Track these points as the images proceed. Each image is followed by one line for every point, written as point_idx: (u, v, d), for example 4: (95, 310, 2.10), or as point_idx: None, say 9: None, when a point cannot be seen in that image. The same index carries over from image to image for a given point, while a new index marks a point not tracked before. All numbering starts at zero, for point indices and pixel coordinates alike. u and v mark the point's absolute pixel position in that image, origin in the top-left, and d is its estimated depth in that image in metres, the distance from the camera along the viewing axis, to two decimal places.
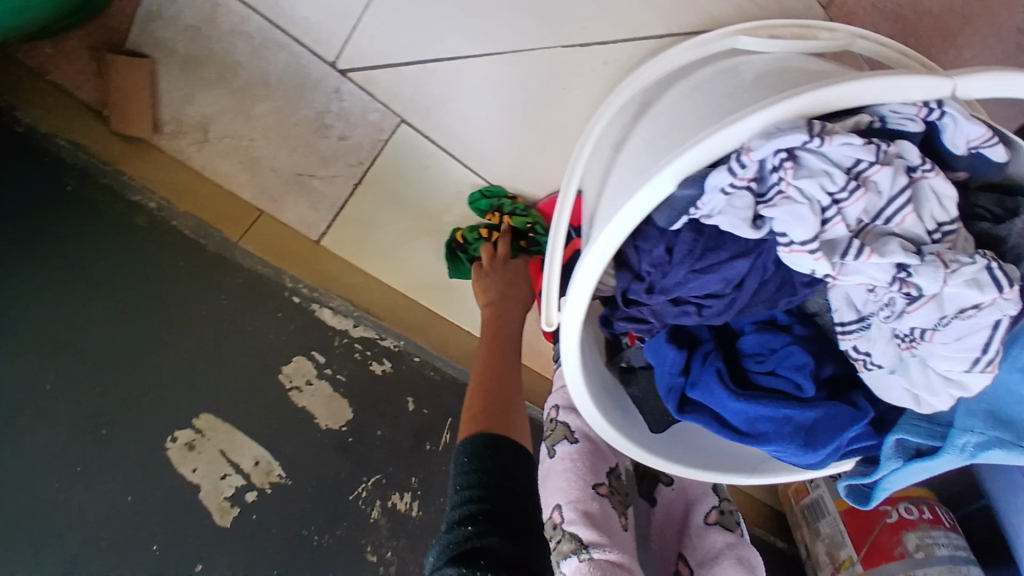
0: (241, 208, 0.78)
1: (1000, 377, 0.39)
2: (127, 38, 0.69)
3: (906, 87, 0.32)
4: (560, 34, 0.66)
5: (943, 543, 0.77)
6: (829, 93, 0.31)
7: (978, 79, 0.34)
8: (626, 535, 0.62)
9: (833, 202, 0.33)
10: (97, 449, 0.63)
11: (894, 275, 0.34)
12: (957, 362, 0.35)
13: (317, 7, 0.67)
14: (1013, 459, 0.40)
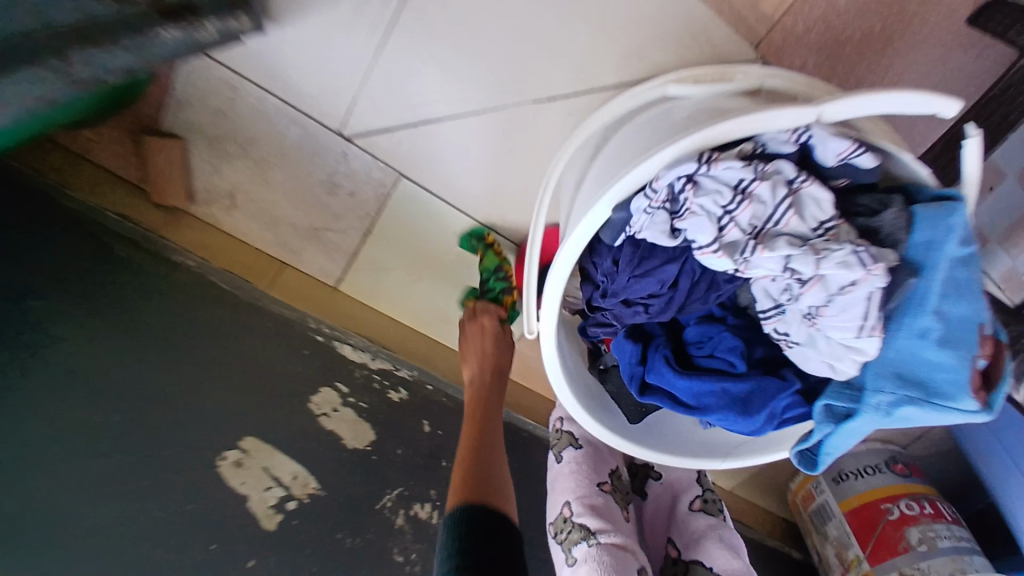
0: (266, 261, 0.91)
1: (906, 346, 0.45)
2: (160, 122, 0.82)
3: (777, 118, 0.41)
4: (527, 92, 0.78)
5: (943, 536, 0.93)
6: (712, 131, 0.41)
7: (848, 102, 0.41)
8: (629, 526, 0.70)
9: (726, 213, 0.42)
10: (143, 467, 0.63)
11: (785, 266, 0.43)
12: (847, 330, 0.43)
13: (322, 86, 0.79)
14: (927, 418, 0.46)
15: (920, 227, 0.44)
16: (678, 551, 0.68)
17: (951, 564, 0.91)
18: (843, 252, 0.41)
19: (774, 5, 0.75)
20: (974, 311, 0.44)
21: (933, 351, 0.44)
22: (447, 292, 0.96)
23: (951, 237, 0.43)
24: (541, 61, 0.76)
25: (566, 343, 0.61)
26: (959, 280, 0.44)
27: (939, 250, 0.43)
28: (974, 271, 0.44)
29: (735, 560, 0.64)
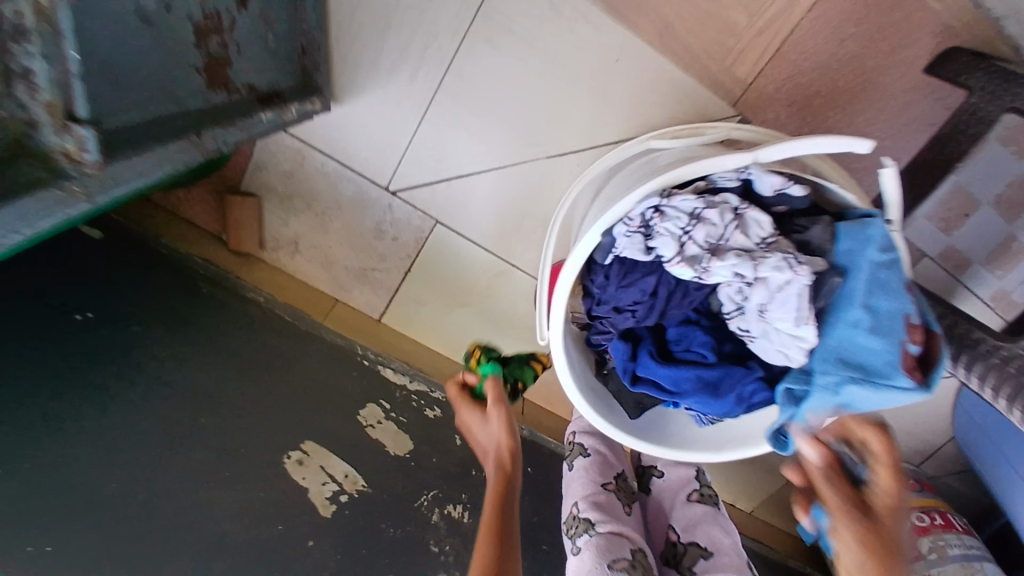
0: (321, 298, 1.06)
1: (846, 335, 0.57)
2: (240, 183, 1.00)
3: (724, 161, 0.54)
4: (541, 148, 0.94)
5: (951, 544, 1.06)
6: (673, 173, 0.55)
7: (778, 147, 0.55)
8: (632, 517, 0.78)
9: (686, 234, 0.56)
10: (224, 463, 0.74)
11: (735, 272, 0.57)
12: (786, 318, 0.57)
13: (373, 151, 0.96)
14: (871, 397, 0.56)
15: (845, 240, 0.57)
16: (677, 534, 0.76)
17: (960, 569, 1.04)
18: (775, 259, 0.56)
19: (748, 70, 0.88)
20: (898, 304, 0.55)
21: (865, 337, 0.55)
22: (476, 323, 1.09)
23: (869, 245, 0.56)
24: (551, 124, 0.92)
25: (573, 350, 0.72)
26: (881, 279, 0.56)
27: (862, 255, 0.56)
28: (894, 272, 0.55)
29: (726, 537, 0.74)
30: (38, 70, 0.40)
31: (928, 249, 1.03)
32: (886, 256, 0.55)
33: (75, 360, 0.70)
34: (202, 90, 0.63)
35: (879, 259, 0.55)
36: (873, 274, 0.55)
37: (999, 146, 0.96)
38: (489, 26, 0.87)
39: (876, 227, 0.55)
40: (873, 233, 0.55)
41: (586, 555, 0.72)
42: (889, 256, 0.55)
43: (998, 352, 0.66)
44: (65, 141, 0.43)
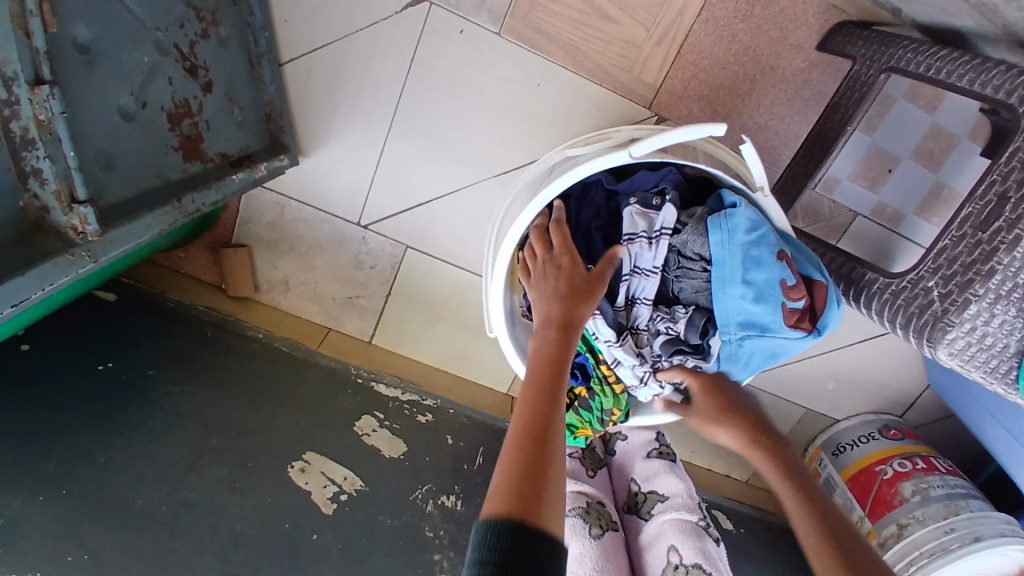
0: (315, 328, 1.18)
1: (741, 305, 0.75)
2: (231, 238, 1.14)
3: (599, 163, 0.72)
4: (487, 169, 1.06)
5: (933, 484, 1.01)
6: (562, 181, 0.73)
7: (644, 143, 0.71)
8: (599, 479, 0.99)
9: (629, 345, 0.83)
10: (240, 474, 0.84)
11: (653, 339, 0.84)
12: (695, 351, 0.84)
13: (341, 194, 1.09)
14: (765, 343, 0.77)
15: (715, 231, 0.75)
16: (638, 486, 0.96)
17: (944, 509, 0.99)
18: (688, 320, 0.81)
19: (655, 75, 0.99)
20: (769, 269, 0.72)
21: (751, 304, 0.74)
22: (457, 334, 1.21)
23: (733, 231, 0.74)
24: (492, 148, 1.04)
25: (514, 336, 0.88)
26: (754, 256, 0.73)
27: (733, 239, 0.74)
28: (761, 246, 0.73)
29: (678, 484, 0.92)
30: (45, 168, 0.53)
31: (858, 208, 1.04)
32: (749, 236, 0.73)
33: (100, 402, 0.82)
34: (179, 163, 0.76)
35: (746, 239, 0.73)
36: (744, 249, 0.73)
37: (905, 103, 0.98)
38: (425, 73, 0.99)
39: (736, 217, 0.73)
40: (733, 221, 0.74)
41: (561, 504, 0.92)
42: (754, 235, 0.73)
43: (888, 285, 0.73)
44: (71, 218, 0.56)
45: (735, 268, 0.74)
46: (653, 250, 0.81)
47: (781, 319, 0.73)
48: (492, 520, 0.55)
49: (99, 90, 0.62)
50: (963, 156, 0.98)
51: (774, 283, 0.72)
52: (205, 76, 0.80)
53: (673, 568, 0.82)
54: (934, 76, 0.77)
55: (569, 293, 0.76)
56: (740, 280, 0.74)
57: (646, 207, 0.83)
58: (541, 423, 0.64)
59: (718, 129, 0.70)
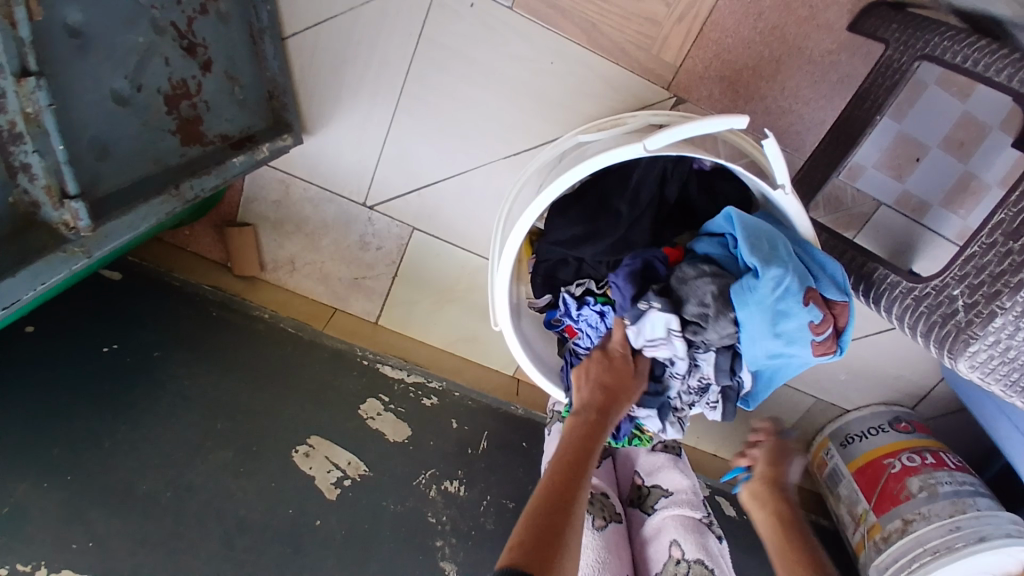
0: (322, 308, 1.17)
1: (774, 349, 0.73)
2: (236, 216, 1.12)
3: (614, 155, 0.69)
4: (497, 152, 1.03)
5: (942, 480, 1.00)
6: (573, 173, 0.70)
7: (658, 137, 0.67)
8: (605, 469, 0.98)
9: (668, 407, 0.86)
10: (245, 458, 0.85)
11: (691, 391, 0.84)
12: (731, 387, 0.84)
13: (346, 174, 1.07)
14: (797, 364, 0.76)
15: (738, 293, 0.72)
16: (642, 479, 0.97)
17: (952, 506, 0.97)
18: (715, 376, 0.81)
19: (674, 55, 0.94)
20: (799, 316, 0.70)
21: (785, 347, 0.72)
22: (464, 316, 1.19)
23: (759, 295, 0.70)
24: (502, 129, 1.01)
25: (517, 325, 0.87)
26: (782, 310, 0.70)
27: (761, 299, 0.70)
28: (789, 300, 0.70)
29: (683, 480, 0.93)
30: (34, 163, 0.52)
31: (882, 197, 0.99)
32: (777, 293, 0.70)
33: (104, 387, 0.82)
34: (178, 147, 0.74)
35: (775, 298, 0.70)
36: (772, 307, 0.70)
37: (936, 90, 0.93)
38: (432, 50, 0.95)
39: (758, 281, 0.70)
40: (755, 285, 0.71)
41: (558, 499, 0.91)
42: (780, 293, 0.70)
43: (910, 291, 0.70)
44: (63, 213, 0.55)
45: (767, 325, 0.71)
46: (672, 347, 0.79)
47: (810, 354, 0.73)
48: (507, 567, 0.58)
49: (91, 77, 0.60)
50: (993, 147, 0.93)
51: (805, 329, 0.70)
52: (204, 54, 0.76)
53: (674, 562, 0.84)
54: (971, 69, 0.72)
55: (617, 382, 0.82)
56: (770, 333, 0.71)
57: (636, 323, 0.80)
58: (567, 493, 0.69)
59: (739, 121, 0.66)
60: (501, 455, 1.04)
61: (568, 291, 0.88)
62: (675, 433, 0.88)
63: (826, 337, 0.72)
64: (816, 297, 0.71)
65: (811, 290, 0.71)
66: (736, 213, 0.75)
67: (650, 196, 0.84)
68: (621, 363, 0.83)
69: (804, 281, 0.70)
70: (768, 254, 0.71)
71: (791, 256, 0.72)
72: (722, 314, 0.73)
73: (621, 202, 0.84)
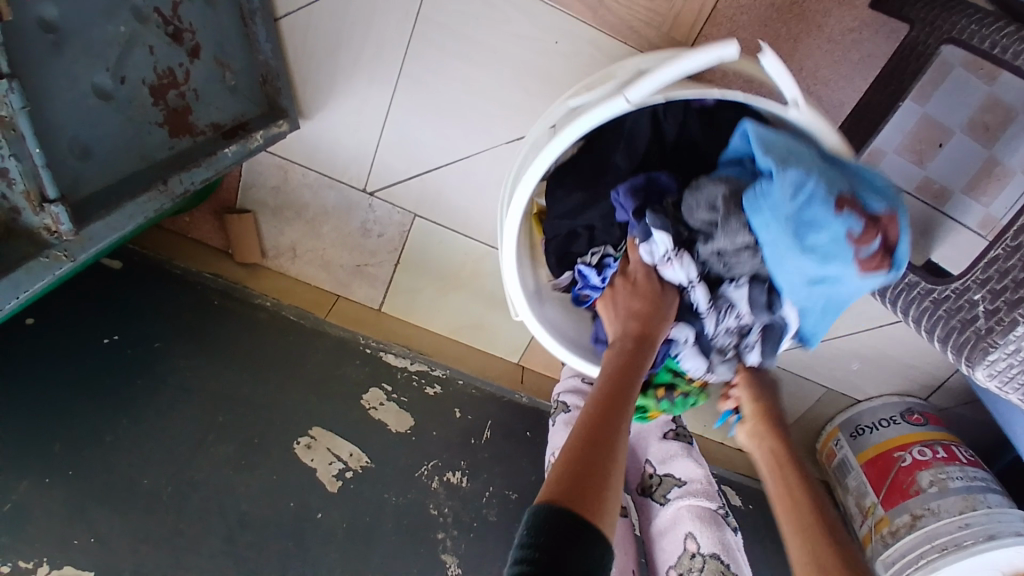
0: (323, 295, 1.16)
1: (807, 270, 0.65)
2: (235, 203, 1.10)
3: (596, 115, 0.63)
4: (499, 136, 1.00)
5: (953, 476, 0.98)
6: (557, 144, 0.66)
7: (639, 87, 0.61)
8: None
9: (712, 350, 0.80)
10: (247, 451, 0.84)
11: (732, 329, 0.78)
12: (780, 328, 0.77)
13: (345, 159, 1.04)
14: (846, 292, 0.67)
15: (752, 205, 0.66)
16: (653, 468, 0.93)
17: (962, 502, 0.96)
18: (747, 302, 0.75)
19: (685, 35, 0.89)
20: (830, 226, 0.62)
21: (819, 267, 0.64)
22: (468, 303, 1.18)
23: (776, 203, 0.63)
24: (505, 112, 0.97)
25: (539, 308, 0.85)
26: (807, 220, 0.62)
27: (778, 208, 0.63)
28: (812, 207, 0.62)
29: (697, 470, 0.90)
30: (11, 167, 0.50)
31: (904, 183, 0.94)
32: (798, 200, 0.62)
33: (104, 380, 0.82)
34: (166, 140, 0.72)
35: (794, 206, 0.62)
36: (793, 217, 0.63)
37: (963, 72, 0.89)
38: (431, 29, 0.91)
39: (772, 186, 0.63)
40: (769, 191, 0.64)
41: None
42: (801, 198, 0.62)
43: (929, 293, 0.67)
44: (44, 218, 0.54)
45: (789, 236, 0.63)
46: (687, 265, 0.75)
47: (854, 273, 0.63)
48: (544, 506, 0.51)
49: (69, 72, 0.58)
50: (1018, 134, 0.87)
51: (839, 239, 0.62)
52: (191, 40, 0.74)
53: (689, 556, 0.81)
54: (1001, 56, 0.68)
55: (652, 309, 0.75)
56: (795, 248, 0.64)
57: (648, 240, 0.77)
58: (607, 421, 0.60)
59: (728, 49, 0.60)
60: (505, 445, 1.03)
61: (584, 262, 0.84)
62: (725, 373, 0.81)
63: (869, 252, 0.62)
64: (851, 203, 0.62)
65: (841, 195, 0.62)
66: (752, 123, 0.68)
67: (647, 144, 0.80)
68: (654, 290, 0.77)
69: (834, 187, 0.62)
70: (785, 155, 0.64)
71: (813, 158, 0.64)
72: (731, 213, 0.69)
73: (619, 155, 0.81)
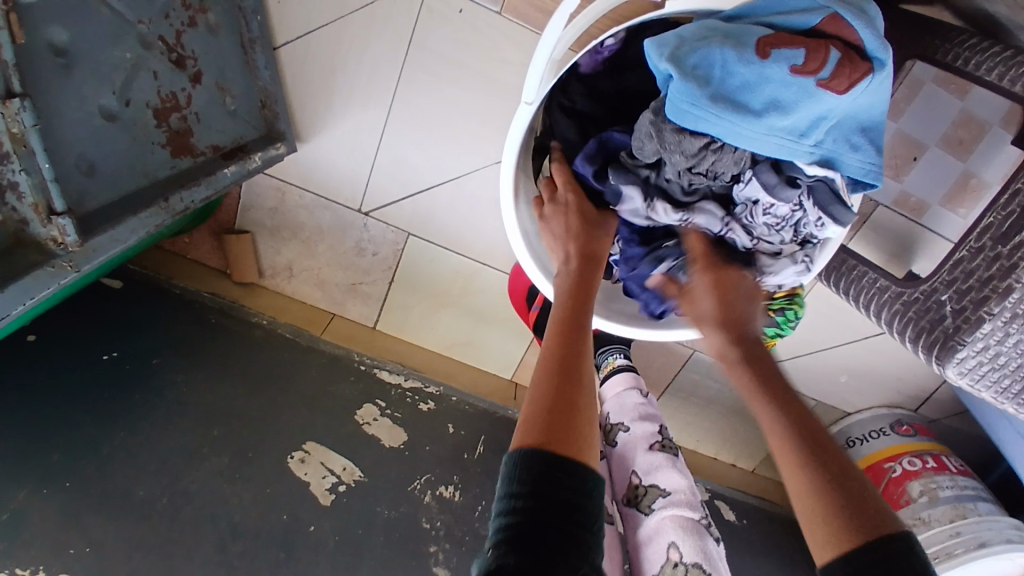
0: (319, 313, 1.18)
1: (781, 124, 0.62)
2: (234, 224, 1.13)
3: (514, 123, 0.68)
4: (491, 156, 1.03)
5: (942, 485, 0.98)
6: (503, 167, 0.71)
7: (528, 86, 0.65)
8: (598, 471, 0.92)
9: (774, 247, 0.78)
10: (241, 463, 0.85)
11: (776, 217, 0.76)
12: (821, 185, 0.71)
13: (340, 180, 1.07)
14: (842, 115, 0.62)
15: (679, 115, 0.65)
16: (638, 479, 0.90)
17: (953, 511, 0.96)
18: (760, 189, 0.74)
19: None
20: (767, 76, 0.60)
21: (790, 115, 0.61)
22: (461, 320, 1.20)
23: (696, 97, 0.62)
24: (494, 132, 1.01)
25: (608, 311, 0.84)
26: (747, 82, 0.61)
27: (703, 99, 0.62)
28: (736, 69, 0.60)
29: (681, 480, 0.88)
30: (21, 181, 0.53)
31: (879, 198, 0.98)
32: (716, 76, 0.62)
33: (99, 395, 0.83)
34: (168, 160, 0.76)
35: (719, 82, 0.62)
36: (726, 94, 0.62)
37: (933, 87, 0.92)
38: (423, 58, 0.96)
39: (682, 87, 0.62)
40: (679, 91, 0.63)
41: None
42: (720, 72, 0.62)
43: (899, 296, 0.70)
44: (50, 230, 0.57)
45: (732, 111, 0.62)
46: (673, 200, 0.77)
47: (834, 95, 0.59)
48: (522, 452, 0.51)
49: (78, 95, 0.61)
50: (993, 145, 0.91)
51: (784, 80, 0.59)
52: (193, 67, 0.78)
53: (672, 565, 0.79)
54: (962, 67, 0.72)
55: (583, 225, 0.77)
56: (750, 116, 0.62)
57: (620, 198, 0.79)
58: (570, 352, 0.60)
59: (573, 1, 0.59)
60: (497, 460, 1.03)
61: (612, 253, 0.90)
62: (788, 272, 0.77)
63: (828, 70, 0.58)
64: (774, 44, 0.60)
65: (758, 44, 0.60)
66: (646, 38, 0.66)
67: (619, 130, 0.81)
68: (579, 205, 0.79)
69: (745, 43, 0.60)
70: (676, 48, 0.63)
71: (711, 30, 0.62)
72: (665, 127, 0.69)
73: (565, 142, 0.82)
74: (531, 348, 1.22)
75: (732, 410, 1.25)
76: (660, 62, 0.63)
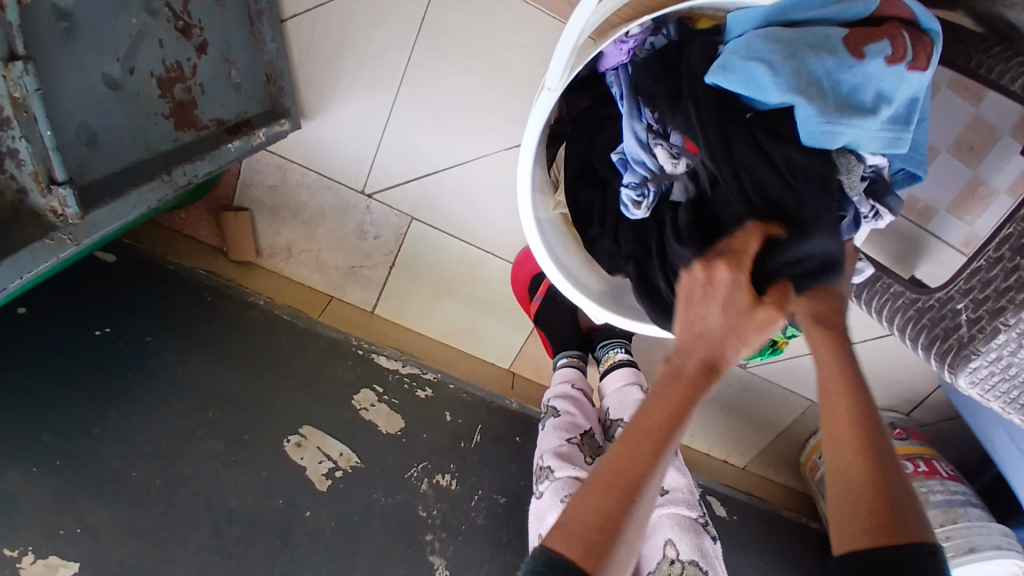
0: (317, 296, 1.16)
1: (892, 113, 0.63)
2: (232, 201, 1.10)
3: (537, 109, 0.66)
4: (499, 142, 1.01)
5: (933, 489, 0.99)
6: (523, 153, 0.70)
7: (553, 70, 0.63)
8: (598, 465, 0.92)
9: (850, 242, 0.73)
10: (237, 446, 0.84)
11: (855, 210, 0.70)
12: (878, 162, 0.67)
13: (344, 161, 1.05)
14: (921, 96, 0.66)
15: (817, 135, 0.62)
16: None
17: (943, 515, 0.98)
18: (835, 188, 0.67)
19: None
20: (873, 69, 0.61)
21: (897, 102, 0.63)
22: (462, 307, 1.18)
23: (823, 107, 0.61)
24: (504, 118, 0.99)
25: (618, 307, 0.84)
26: (856, 83, 0.61)
27: (822, 106, 0.61)
28: (843, 73, 0.61)
29: (679, 478, 0.88)
30: (22, 149, 0.51)
31: None
32: (827, 84, 0.62)
33: (93, 371, 0.81)
34: (171, 132, 0.73)
35: (833, 87, 0.61)
36: (841, 98, 0.62)
37: (948, 91, 0.90)
38: (434, 37, 0.93)
39: (810, 106, 0.61)
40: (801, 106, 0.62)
41: (546, 496, 0.85)
42: (826, 80, 0.62)
43: (914, 303, 0.72)
44: (50, 200, 0.55)
45: (855, 113, 0.61)
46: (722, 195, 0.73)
47: (921, 73, 0.62)
48: (547, 557, 0.52)
49: (80, 61, 0.59)
50: (1002, 153, 0.89)
51: (886, 73, 0.61)
52: (199, 36, 0.75)
53: (668, 562, 0.79)
54: (986, 75, 0.73)
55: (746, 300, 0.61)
56: (874, 112, 0.62)
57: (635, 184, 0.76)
58: (635, 459, 0.56)
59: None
60: (494, 450, 1.03)
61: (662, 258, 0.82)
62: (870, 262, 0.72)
63: (911, 52, 0.61)
64: (860, 42, 0.61)
65: (846, 46, 0.61)
66: (708, 75, 0.65)
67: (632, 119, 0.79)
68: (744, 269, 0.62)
69: (835, 49, 0.61)
70: (779, 70, 0.61)
71: (791, 42, 0.62)
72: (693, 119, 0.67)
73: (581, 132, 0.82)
74: (531, 338, 1.21)
75: (728, 407, 1.26)
76: (772, 89, 0.62)
